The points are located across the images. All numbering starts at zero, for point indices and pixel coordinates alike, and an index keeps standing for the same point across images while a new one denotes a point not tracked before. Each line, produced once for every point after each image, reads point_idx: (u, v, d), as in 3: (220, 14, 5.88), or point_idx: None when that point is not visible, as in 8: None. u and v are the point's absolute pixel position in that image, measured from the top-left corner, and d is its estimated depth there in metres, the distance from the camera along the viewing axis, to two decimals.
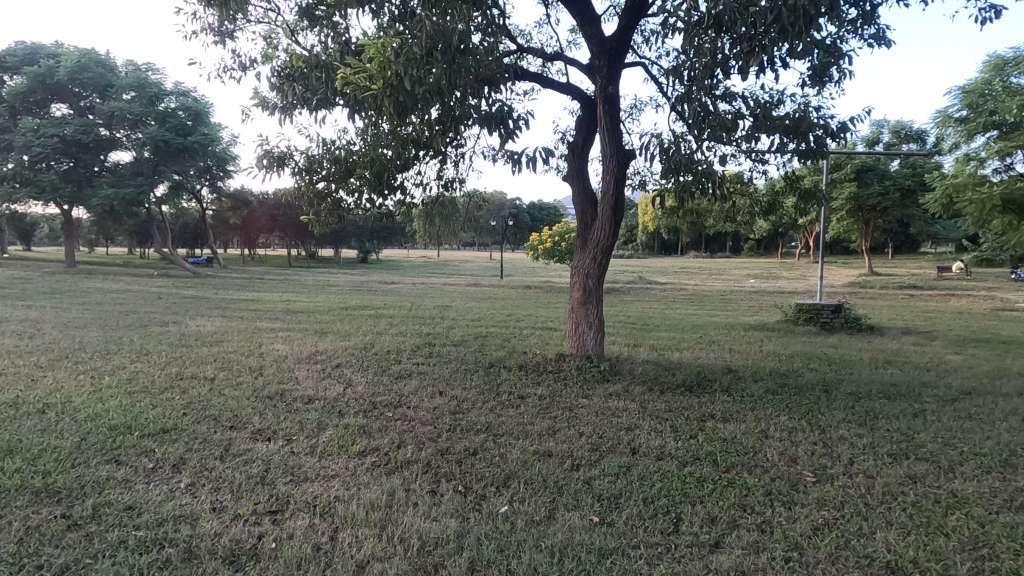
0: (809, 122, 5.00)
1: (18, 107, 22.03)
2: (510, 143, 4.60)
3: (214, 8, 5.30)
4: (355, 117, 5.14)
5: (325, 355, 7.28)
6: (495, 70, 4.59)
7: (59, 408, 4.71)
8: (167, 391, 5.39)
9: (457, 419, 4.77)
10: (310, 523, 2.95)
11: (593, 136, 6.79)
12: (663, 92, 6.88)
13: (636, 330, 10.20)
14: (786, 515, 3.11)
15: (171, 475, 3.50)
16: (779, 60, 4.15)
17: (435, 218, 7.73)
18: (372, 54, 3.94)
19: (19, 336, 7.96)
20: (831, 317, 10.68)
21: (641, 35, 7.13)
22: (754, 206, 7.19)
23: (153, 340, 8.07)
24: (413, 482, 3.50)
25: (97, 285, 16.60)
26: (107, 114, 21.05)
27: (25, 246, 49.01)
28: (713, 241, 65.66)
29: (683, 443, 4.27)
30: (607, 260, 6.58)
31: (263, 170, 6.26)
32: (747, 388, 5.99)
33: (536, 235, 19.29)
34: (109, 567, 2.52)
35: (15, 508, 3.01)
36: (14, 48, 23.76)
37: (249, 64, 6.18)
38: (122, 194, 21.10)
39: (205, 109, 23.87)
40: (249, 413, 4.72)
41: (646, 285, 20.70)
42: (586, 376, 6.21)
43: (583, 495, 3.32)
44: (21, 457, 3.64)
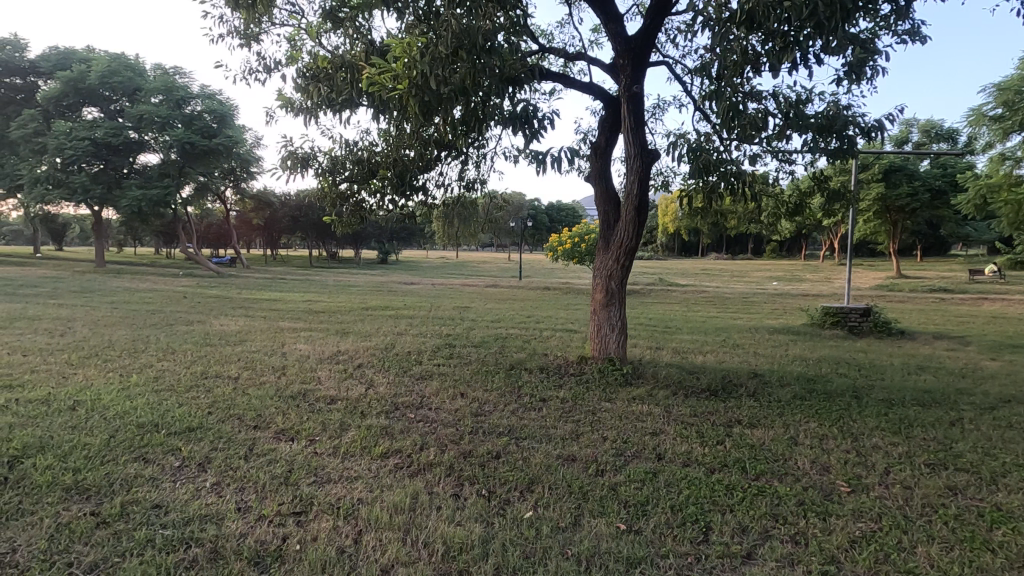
0: (842, 121, 4.87)
1: (52, 111, 22.68)
2: (534, 143, 4.54)
3: (240, 11, 5.36)
4: (379, 118, 5.13)
5: (346, 356, 7.31)
6: (519, 70, 4.53)
7: (89, 404, 4.81)
8: (193, 389, 5.46)
9: (478, 421, 4.74)
10: (334, 525, 2.93)
11: (616, 137, 6.71)
12: (686, 91, 6.76)
13: (658, 332, 10.06)
14: (820, 527, 3.00)
15: (197, 474, 3.53)
16: (813, 56, 4.03)
17: (455, 219, 7.71)
18: (396, 54, 3.91)
19: (50, 335, 8.14)
20: (859, 321, 10.42)
21: (666, 34, 7.03)
22: (780, 207, 7.01)
23: (179, 339, 8.21)
24: (437, 485, 3.48)
25: (124, 285, 16.99)
26: (135, 118, 21.57)
27: (56, 246, 50.57)
28: (734, 243, 64.64)
29: (710, 449, 4.17)
30: (630, 262, 6.48)
31: (287, 171, 6.31)
32: (774, 393, 5.86)
33: (555, 235, 19.19)
34: (136, 566, 2.53)
35: (47, 504, 3.06)
36: (48, 54, 24.51)
37: (274, 66, 6.21)
38: (150, 196, 21.56)
39: (229, 111, 24.23)
40: (273, 413, 4.74)
41: (666, 287, 20.46)
42: (608, 379, 6.13)
43: (610, 502, 3.26)
44: (51, 453, 3.70)
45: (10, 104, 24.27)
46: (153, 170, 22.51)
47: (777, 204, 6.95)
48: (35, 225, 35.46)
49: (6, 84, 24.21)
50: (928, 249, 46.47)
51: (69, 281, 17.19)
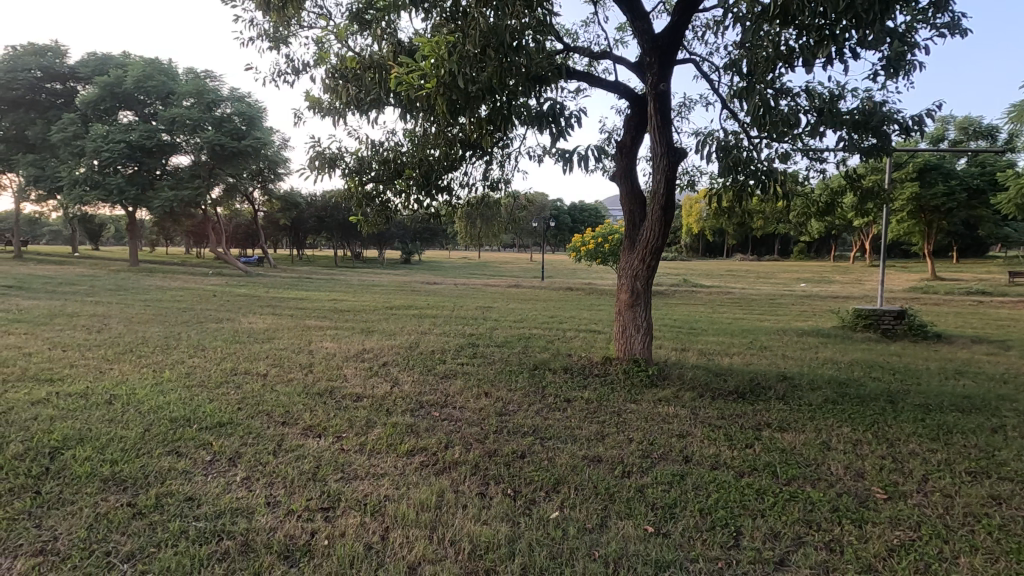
0: (879, 116, 4.72)
1: (90, 115, 23.41)
2: (562, 142, 4.52)
3: (271, 14, 5.46)
4: (407, 118, 5.16)
5: (372, 354, 7.38)
6: (546, 69, 4.50)
7: (125, 398, 4.95)
8: (222, 385, 5.59)
9: (503, 421, 4.73)
10: (361, 521, 2.95)
11: (642, 135, 6.63)
12: (714, 88, 6.65)
13: (683, 334, 9.91)
14: (856, 534, 2.92)
15: (227, 468, 3.60)
16: (849, 50, 3.93)
17: (477, 220, 7.73)
18: (426, 52, 3.92)
19: (87, 331, 8.39)
20: (893, 323, 10.13)
21: (693, 31, 6.92)
22: (810, 206, 6.82)
23: (210, 336, 8.38)
24: (462, 483, 3.49)
25: (157, 282, 17.52)
26: (168, 120, 22.22)
27: (93, 246, 52.35)
28: (761, 243, 63.31)
29: (740, 452, 4.09)
30: (656, 262, 6.40)
31: (314, 171, 6.41)
32: (805, 396, 5.72)
33: (578, 235, 19.01)
34: (171, 556, 2.59)
35: (86, 494, 3.15)
36: (86, 60, 25.40)
37: (302, 68, 6.30)
38: (182, 197, 22.10)
39: (258, 113, 24.73)
40: (300, 410, 4.81)
41: (691, 288, 20.16)
42: (634, 381, 6.07)
43: (637, 504, 3.21)
44: (89, 446, 3.81)
45: (50, 108, 25.03)
46: (185, 172, 23.08)
47: (807, 204, 6.78)
48: (73, 227, 36.73)
49: (47, 89, 25.10)
50: (965, 249, 44.93)
51: (105, 280, 17.61)
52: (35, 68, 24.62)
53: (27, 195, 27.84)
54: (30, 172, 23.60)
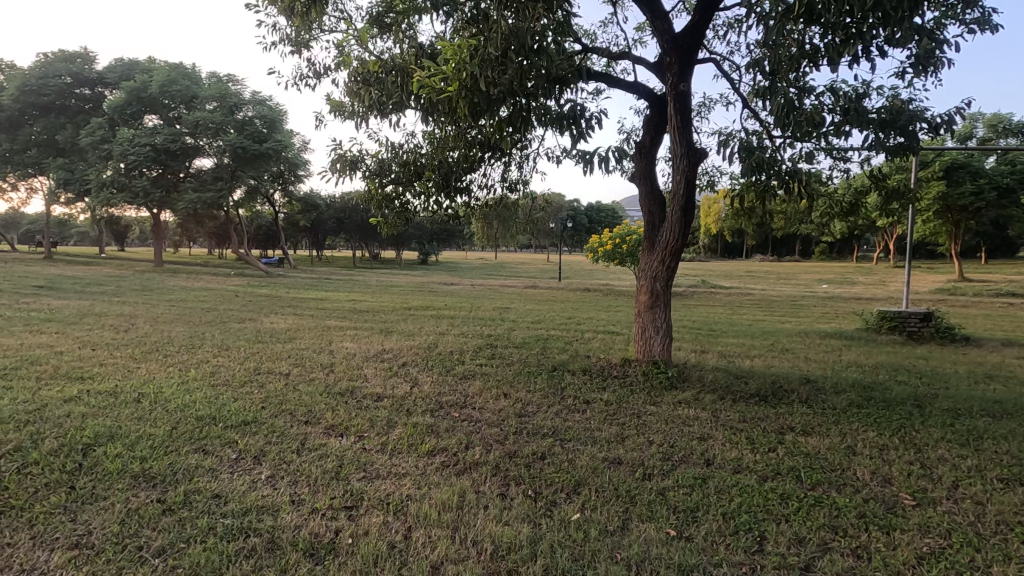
0: (906, 115, 4.62)
1: (117, 119, 23.97)
2: (582, 143, 4.54)
3: (294, 20, 5.54)
4: (427, 121, 5.20)
5: (391, 354, 7.45)
6: (566, 70, 4.50)
7: (152, 397, 5.06)
8: (246, 384, 5.69)
9: (522, 422, 4.74)
10: (384, 520, 2.98)
11: (662, 136, 6.59)
12: (735, 88, 6.58)
13: (702, 335, 9.82)
14: (884, 541, 2.87)
15: (252, 466, 3.66)
16: (876, 48, 3.88)
17: (494, 221, 7.74)
18: (447, 56, 3.96)
19: (116, 330, 8.61)
20: (919, 326, 9.93)
21: (713, 30, 6.85)
22: (833, 207, 6.71)
23: (233, 336, 8.51)
24: (483, 483, 3.50)
25: (182, 283, 17.93)
26: (192, 124, 22.64)
27: (120, 247, 53.68)
28: (781, 244, 62.32)
29: (762, 456, 4.04)
30: (676, 263, 6.35)
31: (336, 173, 6.49)
32: (829, 400, 5.62)
33: (596, 236, 18.91)
34: (200, 552, 2.64)
35: (117, 490, 3.23)
36: (114, 65, 26.05)
37: (323, 71, 6.39)
38: (205, 199, 22.50)
39: (279, 116, 25.15)
40: (322, 409, 4.88)
41: (710, 290, 19.96)
42: (653, 383, 6.03)
43: (659, 507, 3.20)
44: (119, 443, 3.91)
45: (79, 113, 25.69)
46: (208, 174, 23.50)
47: (831, 205, 6.67)
48: (101, 229, 37.72)
49: (76, 95, 25.76)
50: (995, 250, 43.71)
51: (131, 280, 17.96)
52: (65, 74, 25.29)
53: (57, 198, 28.63)
54: (60, 175, 24.26)
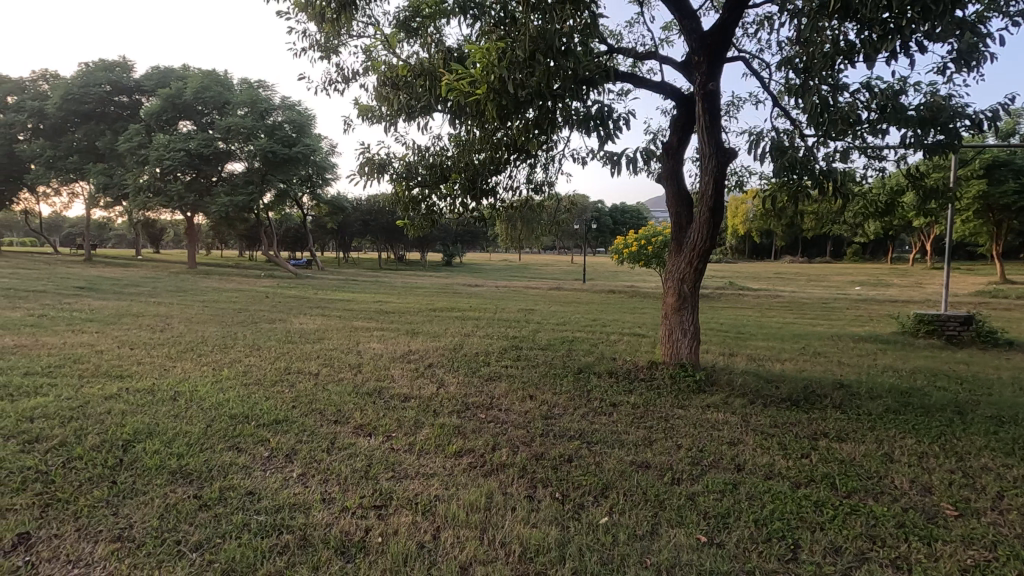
0: (948, 112, 4.45)
1: (153, 125, 24.63)
2: (609, 144, 4.52)
3: (324, 26, 5.65)
4: (455, 123, 5.22)
5: (417, 355, 7.52)
6: (594, 71, 4.48)
7: (188, 395, 5.21)
8: (277, 383, 5.82)
9: (549, 424, 4.72)
10: (413, 520, 3.01)
11: (689, 136, 6.51)
12: (765, 86, 6.47)
13: (730, 338, 9.66)
14: (924, 552, 2.78)
15: (284, 464, 3.74)
16: (915, 42, 3.76)
17: (518, 223, 7.74)
18: (476, 60, 3.97)
19: (152, 330, 8.88)
20: (959, 329, 9.57)
21: (742, 28, 6.75)
22: (868, 207, 6.52)
23: (263, 336, 8.70)
24: (510, 485, 3.50)
25: (214, 284, 18.40)
26: (225, 129, 23.28)
27: (155, 249, 55.36)
28: (812, 245, 60.85)
29: (795, 462, 3.95)
30: (704, 265, 6.26)
31: (364, 176, 6.59)
32: (864, 405, 5.47)
33: (620, 238, 18.73)
34: (235, 548, 2.70)
35: (156, 485, 3.33)
36: (150, 73, 26.89)
37: (351, 76, 6.48)
38: (236, 202, 23.02)
39: (307, 121, 25.77)
40: (351, 409, 4.95)
41: (738, 292, 19.61)
42: (681, 386, 5.96)
43: (688, 512, 3.15)
44: (157, 439, 4.03)
45: (118, 120, 26.65)
46: (239, 178, 24.04)
47: (865, 205, 6.49)
48: (137, 232, 38.98)
49: (115, 102, 26.64)
50: None
51: (166, 282, 18.48)
52: (105, 83, 26.13)
53: (97, 202, 29.67)
54: (99, 180, 25.11)
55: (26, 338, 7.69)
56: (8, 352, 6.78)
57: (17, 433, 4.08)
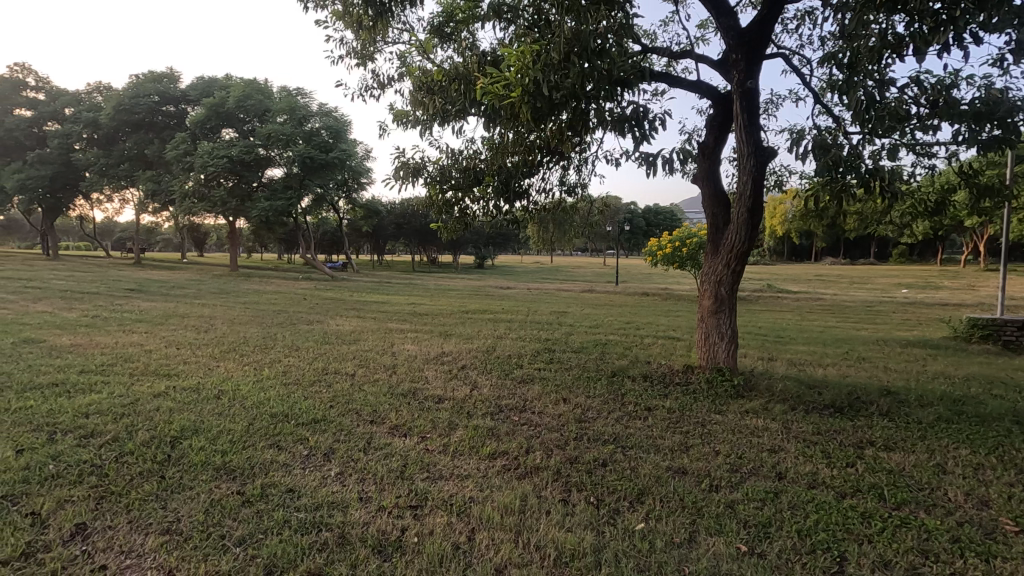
0: (1006, 106, 4.23)
1: (198, 133, 25.52)
2: (645, 145, 4.48)
3: (361, 33, 5.77)
4: (489, 126, 5.24)
5: (451, 356, 7.58)
6: (629, 71, 4.44)
7: (231, 393, 5.37)
8: (315, 383, 5.96)
9: (583, 427, 4.69)
10: (448, 521, 3.03)
11: (726, 136, 6.37)
12: (806, 82, 6.28)
13: (769, 342, 9.41)
14: (982, 569, 2.64)
15: (322, 462, 3.81)
16: (969, 34, 3.60)
17: (550, 225, 7.72)
18: (511, 63, 3.98)
19: (197, 330, 9.21)
20: (1017, 335, 9.09)
21: (782, 24, 6.59)
22: (916, 206, 6.25)
23: (301, 337, 8.91)
24: (544, 488, 3.49)
25: (255, 286, 18.98)
26: (265, 136, 24.07)
27: (200, 253, 57.45)
28: (854, 245, 58.83)
29: (840, 471, 3.81)
30: (742, 267, 6.11)
31: (398, 180, 6.69)
32: (913, 413, 5.24)
33: (654, 239, 18.47)
34: (276, 543, 2.77)
35: (203, 480, 3.45)
36: (195, 83, 27.98)
37: (387, 81, 6.60)
38: (275, 207, 23.63)
39: (343, 126, 26.43)
40: (387, 409, 5.02)
41: (776, 294, 19.11)
42: (718, 391, 5.82)
43: (728, 520, 3.08)
44: (202, 436, 4.17)
45: (165, 128, 27.89)
46: (279, 183, 24.71)
47: (913, 204, 6.22)
48: (183, 236, 40.58)
49: (163, 112, 27.79)
50: None
51: (209, 284, 19.10)
52: (153, 94, 27.29)
53: (146, 207, 30.98)
54: (148, 187, 26.22)
55: (82, 338, 8.08)
56: (65, 351, 7.13)
57: (74, 428, 4.29)
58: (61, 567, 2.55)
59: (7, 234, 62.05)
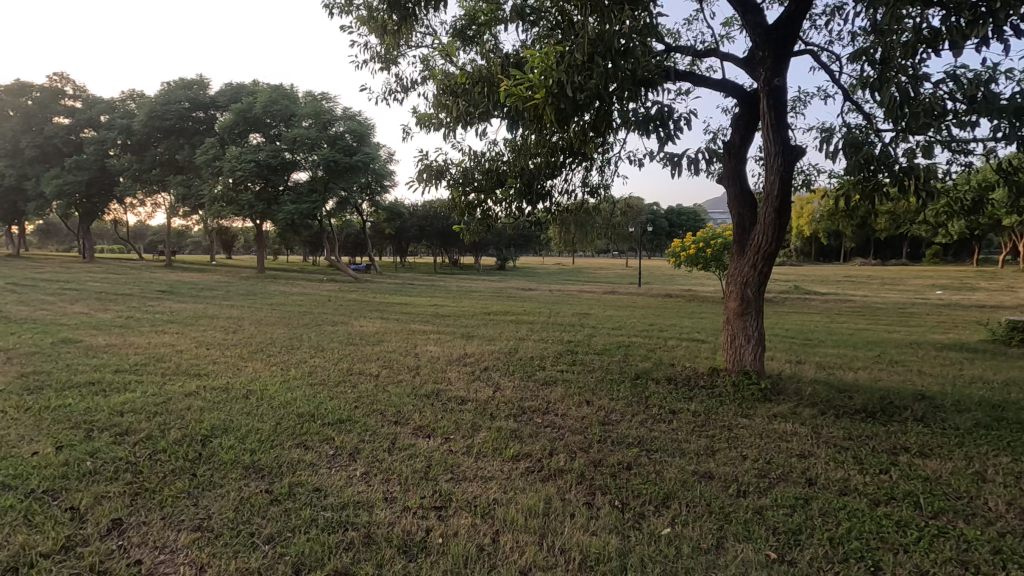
0: None
1: (227, 138, 25.96)
2: (670, 145, 4.43)
3: (385, 39, 5.84)
4: (512, 128, 5.24)
5: (474, 358, 7.60)
6: (653, 70, 4.40)
7: (259, 393, 5.48)
8: (340, 383, 6.04)
9: (607, 430, 4.65)
10: (472, 522, 3.04)
11: (752, 135, 6.26)
12: (835, 79, 6.14)
13: (797, 344, 9.21)
14: None
15: (348, 462, 3.85)
16: (1009, 27, 3.47)
17: (572, 226, 7.68)
18: (535, 65, 3.97)
19: (226, 331, 9.42)
20: None
21: (810, 20, 6.45)
22: (952, 205, 6.05)
23: (326, 338, 9.05)
24: (568, 492, 3.47)
25: (282, 288, 19.27)
26: (291, 141, 24.59)
27: (228, 255, 58.74)
28: (885, 245, 57.33)
29: (873, 478, 3.71)
30: (769, 268, 5.99)
31: (422, 182, 6.75)
32: (950, 419, 5.06)
33: (677, 240, 18.25)
34: (304, 542, 2.81)
35: (232, 479, 3.52)
36: (224, 89, 28.68)
37: (409, 85, 6.66)
38: (301, 209, 23.99)
39: (367, 130, 26.83)
40: (411, 410, 5.06)
41: (804, 296, 18.73)
42: (744, 394, 5.73)
43: (756, 526, 3.02)
44: (232, 435, 4.26)
45: (195, 134, 28.63)
46: (304, 187, 25.09)
47: (949, 203, 6.02)
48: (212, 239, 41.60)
49: (193, 118, 28.54)
50: None
51: (237, 286, 19.48)
52: (184, 100, 28.04)
53: (176, 211, 31.82)
54: (179, 191, 26.92)
55: (117, 338, 8.34)
56: (101, 351, 7.36)
57: (110, 426, 4.42)
58: (98, 561, 2.62)
59: (46, 236, 64.36)
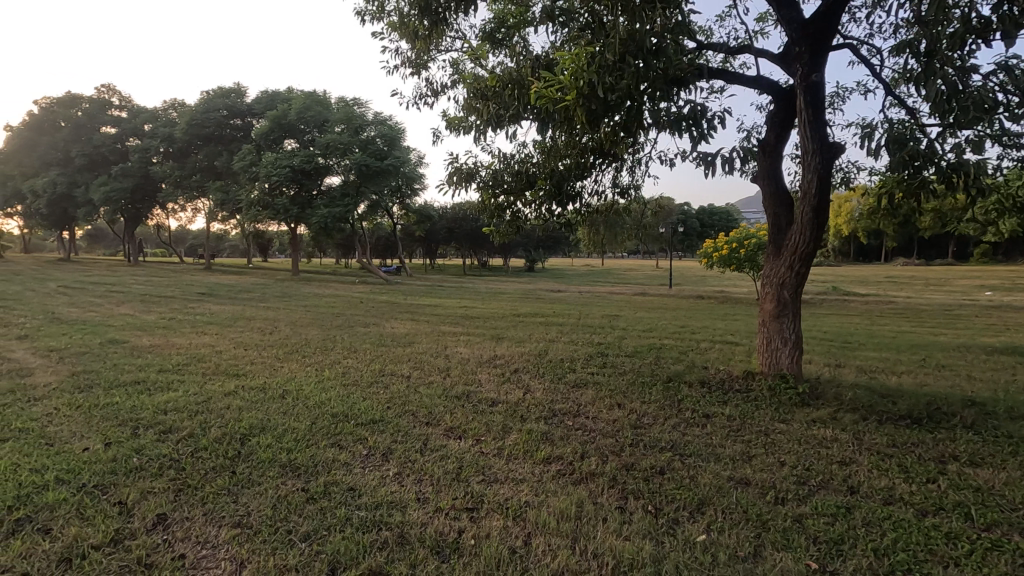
0: None
1: (263, 143, 26.51)
2: (703, 144, 4.35)
3: (415, 44, 5.92)
4: (542, 129, 5.24)
5: (504, 360, 7.63)
6: (685, 69, 4.33)
7: (294, 393, 5.60)
8: (373, 384, 6.13)
9: (639, 434, 4.59)
10: (504, 524, 3.04)
11: (789, 133, 6.10)
12: (876, 73, 5.94)
13: (837, 347, 8.94)
14: None
15: (381, 462, 3.90)
16: None
17: (603, 227, 7.61)
18: (565, 66, 3.95)
19: (263, 332, 9.68)
20: None
21: (848, 13, 6.26)
22: (1003, 202, 5.76)
23: (358, 339, 9.21)
24: (601, 495, 3.44)
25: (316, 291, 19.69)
26: (324, 146, 25.13)
27: (264, 259, 60.39)
28: (929, 245, 55.15)
29: (920, 488, 3.56)
30: (806, 269, 5.82)
31: (452, 185, 6.80)
32: (1003, 427, 4.82)
33: (709, 241, 17.90)
34: (339, 541, 2.85)
35: (270, 477, 3.61)
36: (260, 97, 29.52)
37: (439, 89, 6.73)
38: (334, 213, 24.45)
39: (398, 134, 27.24)
40: (442, 411, 5.10)
41: (842, 296, 18.17)
42: (782, 399, 5.57)
43: (796, 535, 2.94)
44: (269, 434, 4.37)
45: (233, 141, 29.56)
46: (337, 191, 25.57)
47: (999, 200, 5.75)
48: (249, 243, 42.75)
49: (230, 125, 29.49)
50: None
51: (273, 288, 19.95)
52: (222, 108, 28.99)
53: (215, 216, 32.85)
54: (218, 196, 27.79)
55: (160, 339, 8.67)
56: (145, 351, 7.66)
57: (154, 424, 4.58)
58: (144, 554, 2.73)
59: (94, 241, 67.19)
